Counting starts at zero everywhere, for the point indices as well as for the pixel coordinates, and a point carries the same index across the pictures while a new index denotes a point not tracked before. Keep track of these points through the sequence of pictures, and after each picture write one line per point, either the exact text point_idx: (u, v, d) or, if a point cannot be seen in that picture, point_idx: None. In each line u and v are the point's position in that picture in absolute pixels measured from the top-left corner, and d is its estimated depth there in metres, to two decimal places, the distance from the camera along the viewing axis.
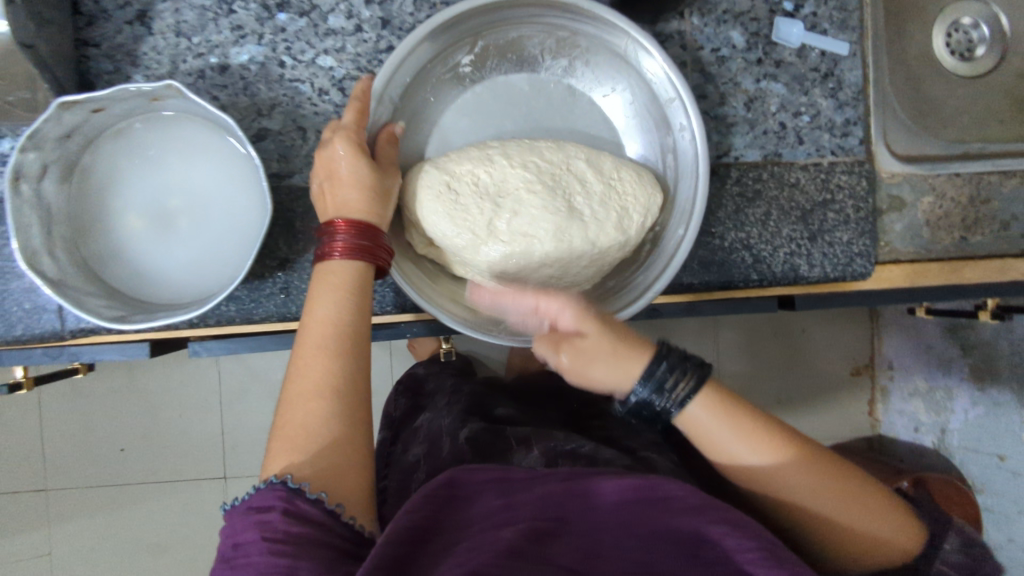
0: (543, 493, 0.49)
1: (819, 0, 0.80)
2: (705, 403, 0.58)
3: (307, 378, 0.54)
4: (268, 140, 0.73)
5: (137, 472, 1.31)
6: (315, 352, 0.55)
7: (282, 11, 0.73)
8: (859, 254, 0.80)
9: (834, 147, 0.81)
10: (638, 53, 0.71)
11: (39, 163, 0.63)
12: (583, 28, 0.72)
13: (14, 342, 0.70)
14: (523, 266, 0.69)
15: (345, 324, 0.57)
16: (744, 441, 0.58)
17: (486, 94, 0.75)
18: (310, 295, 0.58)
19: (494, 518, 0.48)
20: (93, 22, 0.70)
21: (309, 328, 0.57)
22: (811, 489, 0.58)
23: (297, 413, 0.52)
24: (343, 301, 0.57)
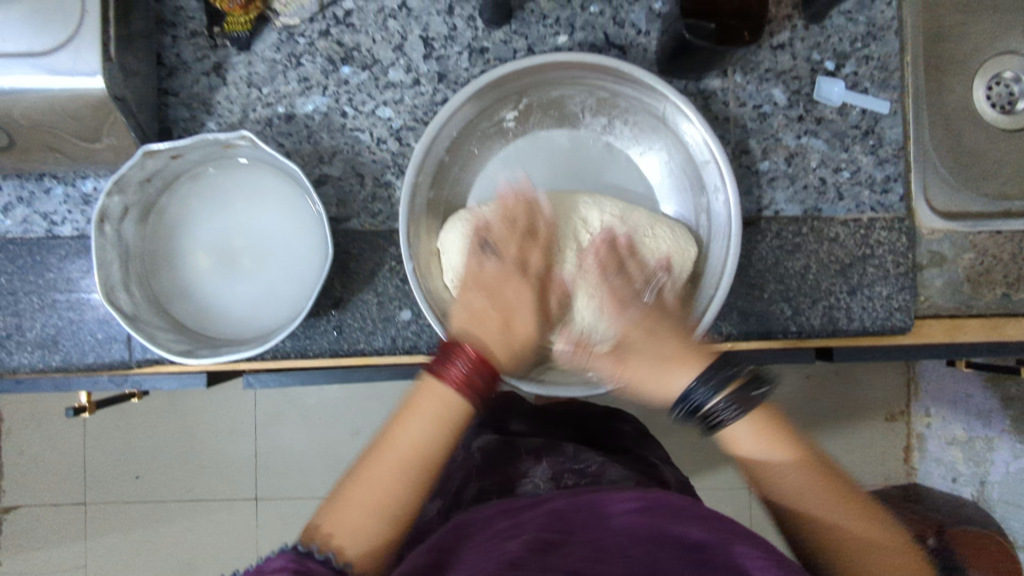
0: (546, 511, 0.55)
1: (860, 60, 0.82)
2: (753, 415, 0.57)
3: (377, 491, 0.56)
4: (328, 185, 0.77)
5: (177, 492, 1.34)
6: (391, 470, 0.57)
7: (346, 64, 0.77)
8: (898, 309, 0.81)
9: (874, 203, 0.82)
10: (678, 116, 0.73)
11: (121, 205, 0.68)
12: (624, 91, 0.74)
13: (86, 368, 0.75)
14: (553, 321, 0.72)
15: (432, 458, 0.59)
16: (762, 442, 0.57)
17: (529, 144, 0.79)
18: (413, 408, 0.60)
19: (499, 532, 0.53)
20: (173, 73, 0.76)
21: (398, 447, 0.58)
22: (822, 496, 0.55)
23: (347, 523, 0.55)
24: (435, 429, 0.59)
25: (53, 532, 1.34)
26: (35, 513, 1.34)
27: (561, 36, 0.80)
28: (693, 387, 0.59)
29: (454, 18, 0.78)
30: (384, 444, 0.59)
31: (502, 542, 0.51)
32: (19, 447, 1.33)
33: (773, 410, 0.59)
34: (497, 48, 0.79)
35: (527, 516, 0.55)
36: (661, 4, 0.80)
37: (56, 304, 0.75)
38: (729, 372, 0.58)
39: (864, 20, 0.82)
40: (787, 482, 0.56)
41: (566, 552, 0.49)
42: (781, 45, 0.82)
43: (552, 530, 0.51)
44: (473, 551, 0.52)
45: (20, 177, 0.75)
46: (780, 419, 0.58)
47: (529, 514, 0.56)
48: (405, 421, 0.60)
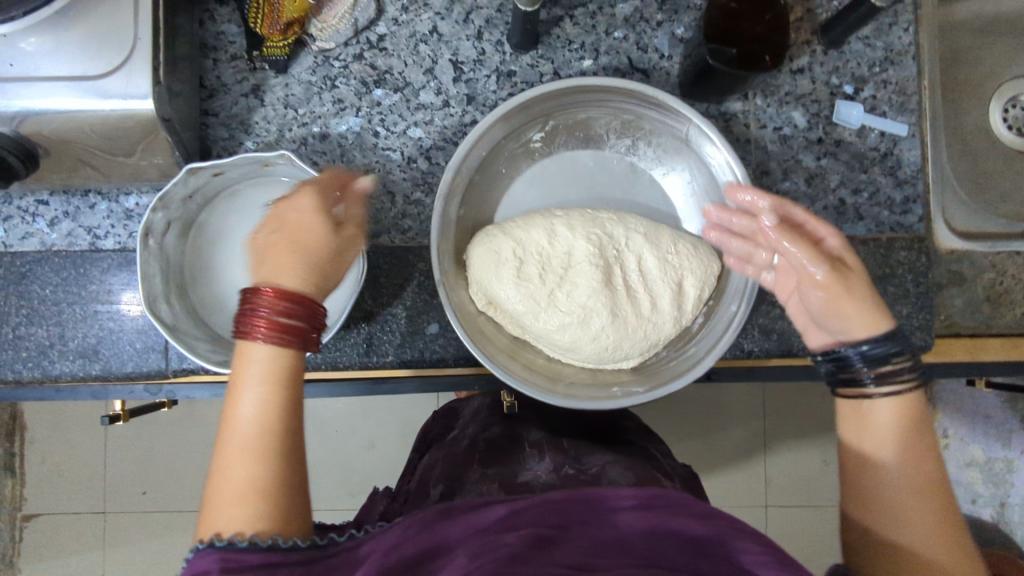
0: (542, 502, 0.53)
1: (878, 84, 0.84)
2: (897, 404, 0.60)
3: (233, 472, 0.51)
4: (360, 203, 0.80)
5: (197, 501, 1.37)
6: (239, 449, 0.52)
7: (378, 87, 0.80)
8: (920, 327, 0.82)
9: (893, 223, 0.84)
10: (701, 136, 0.75)
11: (164, 220, 0.71)
12: (647, 112, 0.77)
13: (124, 377, 0.78)
14: (578, 338, 0.72)
15: (267, 428, 0.53)
16: (897, 443, 0.59)
17: (554, 164, 0.80)
18: (231, 383, 0.55)
19: (495, 521, 0.51)
20: (214, 95, 0.79)
21: (237, 429, 0.53)
22: (912, 502, 0.57)
23: (222, 512, 0.50)
24: (244, 394, 0.54)
25: (74, 539, 1.37)
26: (56, 520, 1.36)
27: (586, 60, 0.82)
28: (863, 344, 0.62)
29: (483, 43, 0.81)
30: (223, 427, 0.54)
31: (500, 533, 0.49)
32: (43, 455, 1.36)
33: (926, 428, 0.60)
34: (524, 71, 0.82)
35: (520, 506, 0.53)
36: (683, 30, 0.82)
37: (97, 316, 0.77)
38: (888, 351, 0.61)
39: (882, 46, 0.84)
40: (883, 479, 0.59)
41: (566, 548, 0.48)
42: (801, 69, 0.84)
43: (549, 524, 0.50)
44: (466, 540, 0.50)
45: (66, 194, 0.78)
46: (934, 451, 0.59)
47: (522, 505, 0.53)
48: (235, 397, 0.54)
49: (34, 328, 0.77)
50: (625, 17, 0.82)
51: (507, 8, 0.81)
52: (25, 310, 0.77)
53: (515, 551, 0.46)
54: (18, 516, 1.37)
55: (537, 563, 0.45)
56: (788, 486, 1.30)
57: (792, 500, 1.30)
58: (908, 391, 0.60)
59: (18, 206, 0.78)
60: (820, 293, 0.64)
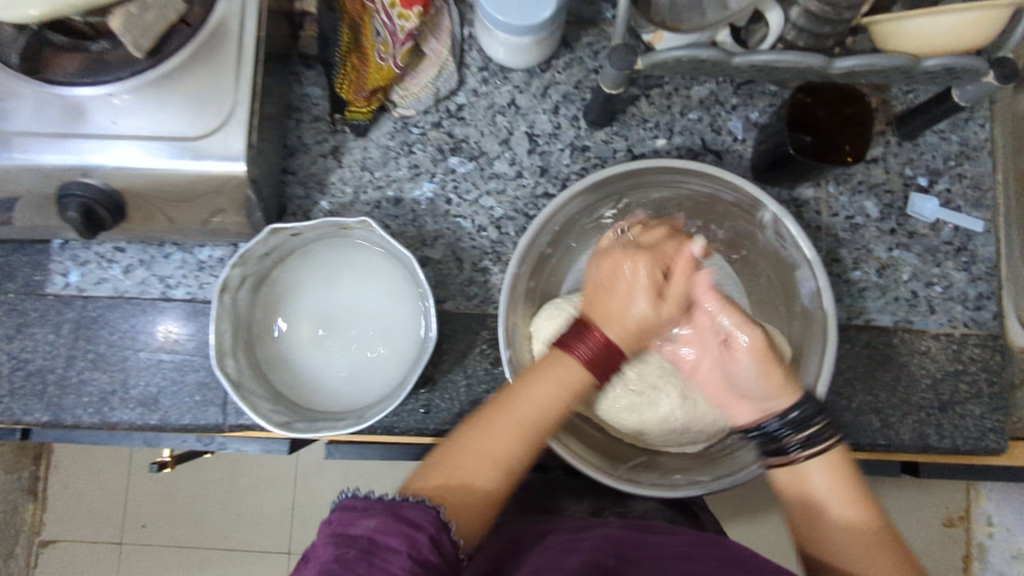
0: (603, 534, 0.63)
1: (953, 177, 0.83)
2: (829, 460, 0.63)
3: (494, 444, 0.58)
4: (428, 267, 0.80)
5: (217, 542, 1.34)
6: (510, 429, 0.59)
7: (454, 154, 0.82)
8: (993, 429, 0.79)
9: (967, 319, 0.81)
10: (773, 223, 0.75)
11: (240, 276, 0.72)
12: (722, 197, 0.77)
13: (180, 429, 0.78)
14: (647, 420, 0.73)
15: (551, 423, 0.61)
16: (840, 499, 0.62)
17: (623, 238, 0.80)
18: (538, 372, 0.62)
19: (560, 546, 0.62)
20: (294, 154, 0.81)
21: (525, 405, 0.60)
22: (863, 549, 0.60)
23: (462, 466, 0.57)
24: (547, 390, 0.61)
25: (86, 569, 1.35)
26: (73, 548, 1.35)
27: (660, 138, 0.83)
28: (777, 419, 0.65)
29: (559, 117, 0.83)
30: (509, 402, 0.60)
31: (564, 557, 0.59)
32: (67, 481, 1.35)
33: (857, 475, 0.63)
34: (598, 147, 0.83)
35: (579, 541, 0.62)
36: (757, 114, 0.83)
37: (161, 365, 0.78)
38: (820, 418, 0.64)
39: (958, 140, 0.84)
40: (824, 523, 0.62)
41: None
42: (874, 159, 0.83)
43: (607, 554, 0.59)
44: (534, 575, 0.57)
45: (143, 242, 0.79)
46: (869, 494, 0.63)
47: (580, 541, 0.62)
48: (534, 381, 0.61)
49: (98, 374, 0.77)
50: (700, 99, 0.83)
51: (585, 84, 0.83)
52: (92, 355, 0.78)
53: None
54: (35, 542, 1.35)
55: None
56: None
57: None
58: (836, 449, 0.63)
59: (96, 252, 0.79)
60: (748, 367, 0.66)
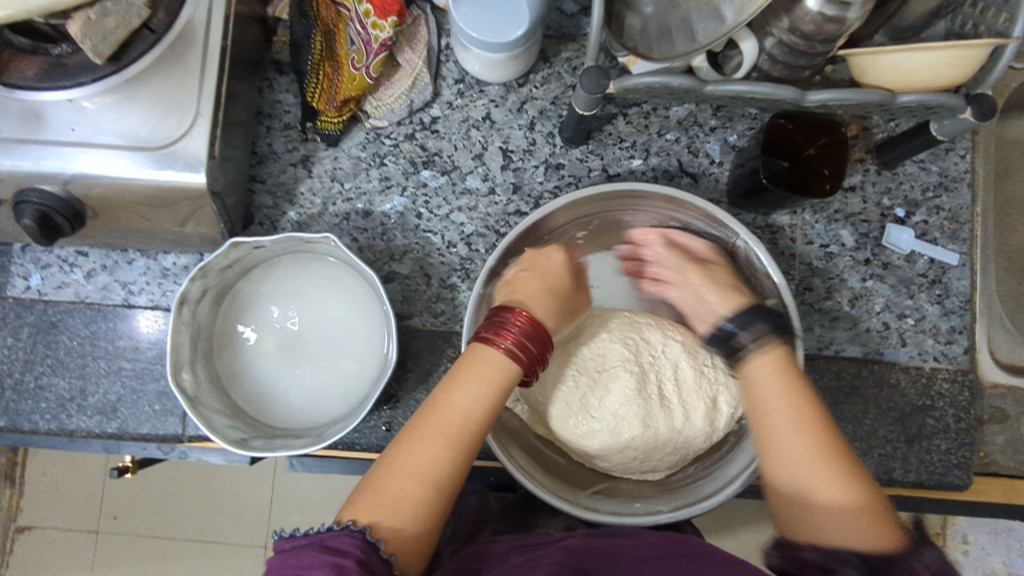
0: (564, 546, 0.58)
1: (931, 209, 0.83)
2: (770, 359, 0.60)
3: (420, 457, 0.52)
4: (395, 283, 0.79)
5: (189, 532, 1.32)
6: (434, 439, 0.53)
7: (426, 168, 0.80)
8: (958, 464, 0.79)
9: (937, 353, 0.81)
10: (741, 252, 0.74)
11: (200, 288, 0.71)
12: (692, 222, 0.76)
13: (138, 438, 0.77)
14: (608, 446, 0.70)
15: (480, 428, 0.55)
16: (785, 397, 0.57)
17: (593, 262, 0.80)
18: (456, 376, 0.57)
19: (519, 564, 0.56)
20: (263, 162, 0.80)
21: (448, 413, 0.55)
22: (807, 461, 0.53)
23: (387, 486, 0.51)
24: (476, 394, 0.56)
25: (59, 557, 1.33)
26: (46, 536, 1.34)
27: (636, 159, 0.82)
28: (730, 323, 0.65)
29: (535, 133, 0.81)
30: (431, 412, 0.55)
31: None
32: (43, 469, 1.34)
33: (801, 376, 0.60)
34: (573, 165, 0.81)
35: (542, 551, 0.58)
36: (736, 137, 0.82)
37: (121, 372, 0.77)
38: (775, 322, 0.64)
39: (937, 171, 0.83)
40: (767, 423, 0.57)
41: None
42: (852, 187, 0.83)
43: (568, 566, 0.54)
44: None
45: (106, 248, 0.78)
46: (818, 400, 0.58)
47: (545, 550, 0.58)
48: (454, 385, 0.56)
49: (56, 379, 0.76)
50: (678, 119, 0.82)
51: (562, 101, 0.81)
52: (50, 360, 0.77)
53: None
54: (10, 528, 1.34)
55: None
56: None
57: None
58: (773, 346, 0.61)
59: (58, 255, 0.79)
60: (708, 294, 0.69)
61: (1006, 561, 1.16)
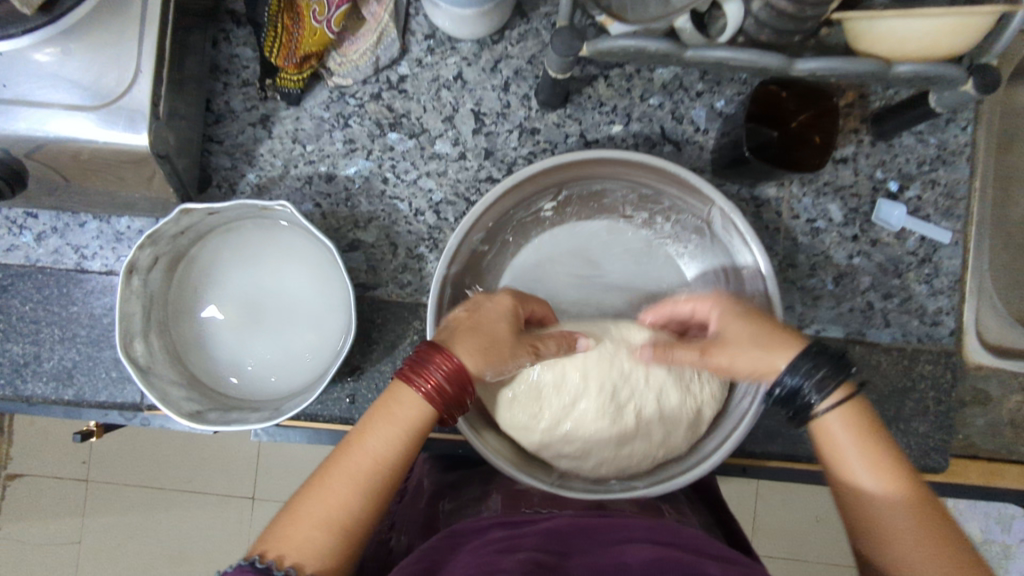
0: (546, 530, 0.52)
1: (926, 184, 0.78)
2: (845, 415, 0.53)
3: (330, 503, 0.50)
4: (360, 251, 0.76)
5: (166, 485, 1.29)
6: (347, 485, 0.50)
7: (393, 130, 0.76)
8: (934, 448, 0.77)
9: (921, 334, 0.78)
10: (720, 218, 0.69)
11: (151, 256, 0.68)
12: (667, 190, 0.71)
13: (97, 406, 0.74)
14: (581, 452, 0.68)
15: (395, 474, 0.52)
16: (875, 475, 0.51)
17: (565, 232, 0.77)
18: (374, 414, 0.54)
19: (496, 544, 0.50)
20: (220, 121, 0.75)
21: (362, 456, 0.52)
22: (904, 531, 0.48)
23: (293, 535, 0.48)
24: (394, 437, 0.53)
25: (50, 505, 1.31)
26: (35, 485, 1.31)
27: (616, 125, 0.77)
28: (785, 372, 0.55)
29: (509, 95, 0.76)
30: (346, 454, 0.52)
31: (498, 556, 0.47)
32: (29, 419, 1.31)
33: (880, 429, 0.53)
34: (549, 130, 0.77)
35: (526, 529, 0.53)
36: (723, 103, 0.77)
37: (76, 339, 0.74)
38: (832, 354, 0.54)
39: (936, 143, 0.78)
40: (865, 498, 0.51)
41: (567, 573, 0.46)
42: (844, 159, 0.78)
43: (547, 551, 0.48)
44: (467, 559, 0.49)
45: (56, 209, 0.75)
46: (899, 456, 0.52)
47: (529, 528, 0.53)
48: (370, 427, 0.53)
49: (11, 344, 0.74)
50: (663, 83, 0.77)
51: (539, 60, 0.76)
52: (2, 325, 0.74)
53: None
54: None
55: None
56: (774, 542, 1.20)
57: (777, 556, 1.20)
58: (850, 400, 0.54)
59: (6, 216, 0.75)
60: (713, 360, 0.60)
61: (983, 527, 1.15)
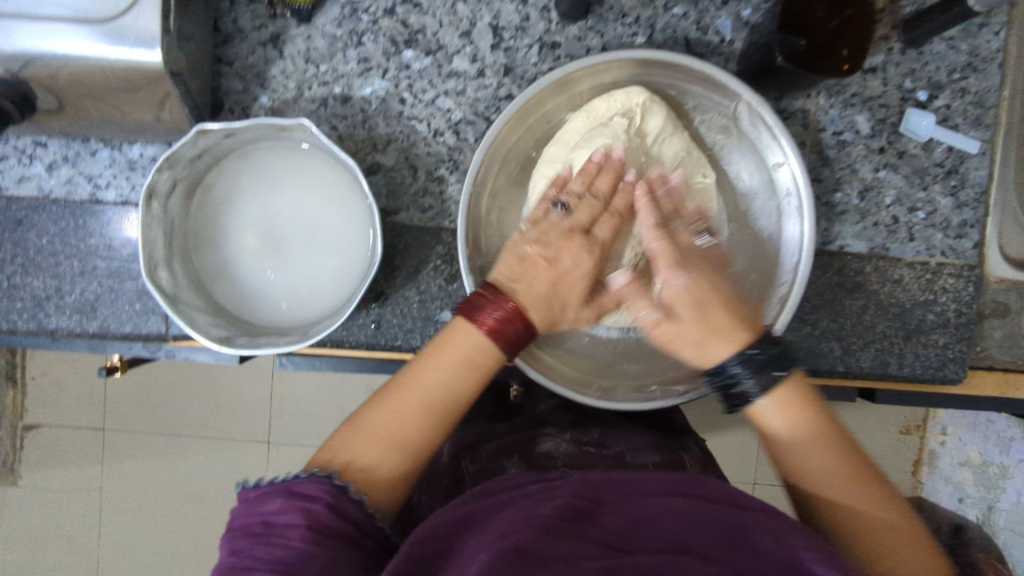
0: (579, 479, 0.51)
1: (955, 93, 0.76)
2: (784, 392, 0.55)
3: (389, 425, 0.54)
4: (379, 175, 0.74)
5: (185, 426, 1.31)
6: (407, 415, 0.55)
7: (409, 47, 0.73)
8: (954, 359, 0.78)
9: (946, 247, 0.78)
10: (748, 115, 0.69)
11: (170, 181, 0.66)
12: (693, 87, 0.71)
13: (121, 338, 0.74)
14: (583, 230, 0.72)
15: (456, 401, 0.57)
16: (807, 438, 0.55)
17: (584, 118, 0.71)
18: (434, 352, 0.57)
19: (530, 495, 0.50)
20: (229, 41, 0.73)
21: (423, 385, 0.56)
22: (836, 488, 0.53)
23: (343, 446, 0.54)
24: (457, 374, 0.57)
25: (70, 451, 1.32)
26: (53, 433, 1.32)
27: (639, 37, 0.74)
28: (731, 361, 0.55)
29: (528, 7, 0.73)
30: (406, 385, 0.56)
31: (533, 506, 0.47)
32: (44, 367, 1.31)
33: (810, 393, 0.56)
34: (569, 44, 0.74)
35: (558, 480, 0.52)
36: (750, 11, 0.74)
37: (96, 271, 0.73)
38: (773, 353, 0.54)
39: (967, 49, 0.76)
40: (806, 471, 0.54)
41: (601, 524, 0.45)
42: (873, 68, 0.76)
43: (584, 497, 0.48)
44: (500, 511, 0.49)
45: (66, 138, 0.73)
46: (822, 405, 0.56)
47: (560, 478, 0.53)
48: (431, 361, 0.57)
49: (30, 278, 0.73)
50: None
51: None
52: (21, 259, 0.73)
53: (547, 528, 0.44)
54: (20, 424, 1.32)
55: (570, 544, 0.43)
56: None
57: None
58: (785, 381, 0.54)
59: (14, 146, 0.73)
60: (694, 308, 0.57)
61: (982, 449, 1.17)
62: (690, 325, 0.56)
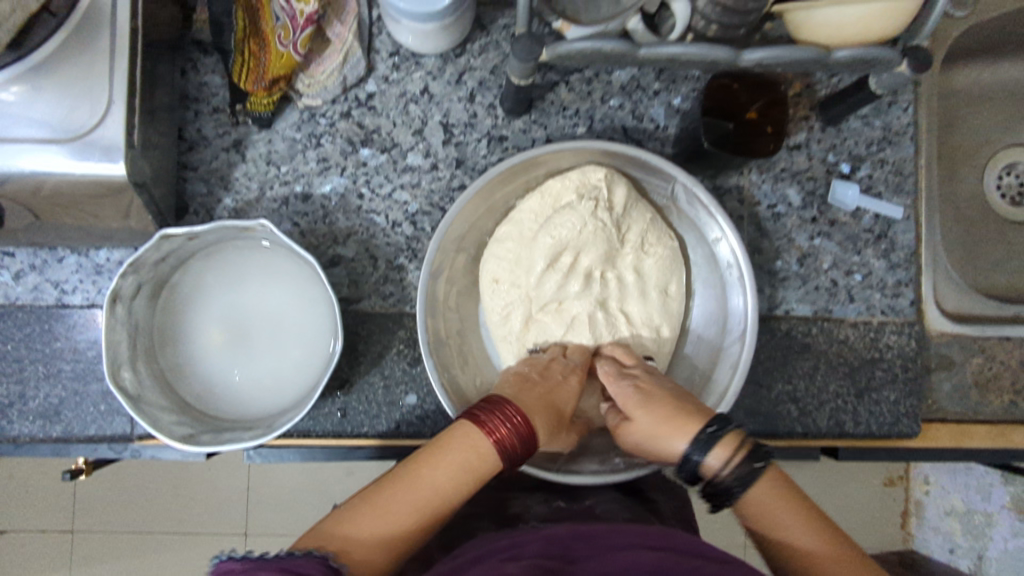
0: (546, 536, 0.51)
1: (875, 164, 0.83)
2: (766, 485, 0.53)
3: (388, 510, 0.50)
4: (341, 266, 0.77)
5: (156, 525, 1.27)
6: (407, 505, 0.51)
7: (365, 146, 0.78)
8: (906, 414, 0.81)
9: (885, 306, 0.82)
10: (685, 194, 0.74)
11: (134, 284, 0.68)
12: (631, 172, 0.76)
13: (86, 440, 0.74)
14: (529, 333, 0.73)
15: (456, 504, 0.53)
16: (798, 521, 0.52)
17: (538, 198, 0.74)
18: (439, 445, 0.54)
19: (499, 552, 0.50)
20: (193, 148, 0.77)
21: (427, 478, 0.52)
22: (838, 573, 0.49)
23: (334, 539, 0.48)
24: (463, 475, 0.53)
25: (35, 561, 1.27)
26: (17, 543, 1.27)
27: (580, 128, 0.80)
28: (692, 450, 0.54)
29: (475, 105, 0.79)
30: (411, 473, 0.52)
31: (500, 564, 0.47)
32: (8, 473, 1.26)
33: (795, 491, 0.54)
34: (516, 137, 0.80)
35: (524, 535, 0.52)
36: (680, 100, 0.80)
37: (61, 374, 0.74)
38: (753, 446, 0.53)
39: (881, 125, 0.83)
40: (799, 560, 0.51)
41: None
42: (797, 145, 0.82)
43: (551, 556, 0.48)
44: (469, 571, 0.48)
45: (33, 247, 0.76)
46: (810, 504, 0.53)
47: (527, 535, 0.53)
48: (438, 455, 0.53)
49: None
50: (621, 85, 0.80)
51: (501, 70, 0.79)
52: None
53: None
54: None
55: None
56: None
57: None
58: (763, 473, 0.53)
59: None
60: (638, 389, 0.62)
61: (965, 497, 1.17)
62: (640, 427, 0.58)
